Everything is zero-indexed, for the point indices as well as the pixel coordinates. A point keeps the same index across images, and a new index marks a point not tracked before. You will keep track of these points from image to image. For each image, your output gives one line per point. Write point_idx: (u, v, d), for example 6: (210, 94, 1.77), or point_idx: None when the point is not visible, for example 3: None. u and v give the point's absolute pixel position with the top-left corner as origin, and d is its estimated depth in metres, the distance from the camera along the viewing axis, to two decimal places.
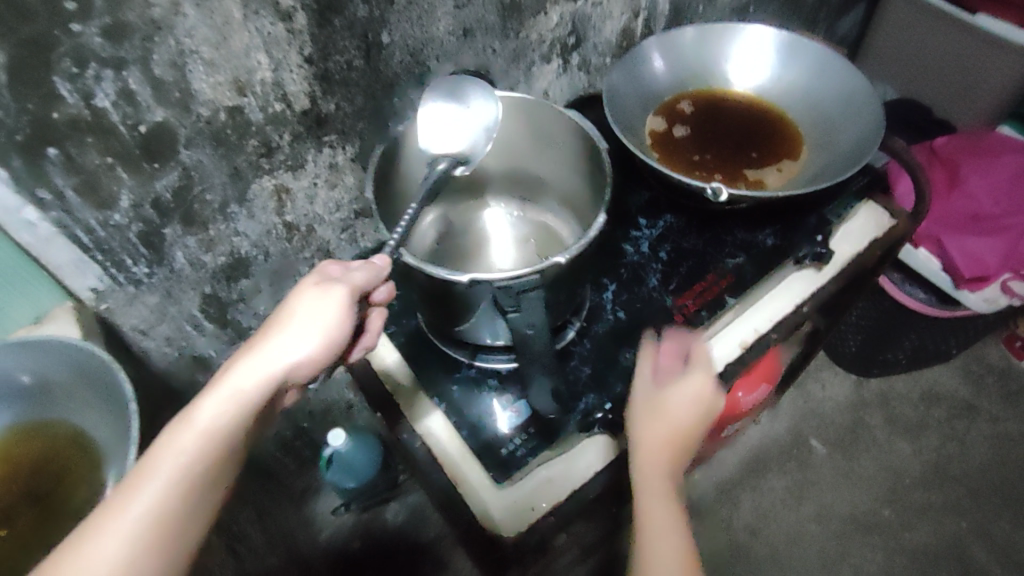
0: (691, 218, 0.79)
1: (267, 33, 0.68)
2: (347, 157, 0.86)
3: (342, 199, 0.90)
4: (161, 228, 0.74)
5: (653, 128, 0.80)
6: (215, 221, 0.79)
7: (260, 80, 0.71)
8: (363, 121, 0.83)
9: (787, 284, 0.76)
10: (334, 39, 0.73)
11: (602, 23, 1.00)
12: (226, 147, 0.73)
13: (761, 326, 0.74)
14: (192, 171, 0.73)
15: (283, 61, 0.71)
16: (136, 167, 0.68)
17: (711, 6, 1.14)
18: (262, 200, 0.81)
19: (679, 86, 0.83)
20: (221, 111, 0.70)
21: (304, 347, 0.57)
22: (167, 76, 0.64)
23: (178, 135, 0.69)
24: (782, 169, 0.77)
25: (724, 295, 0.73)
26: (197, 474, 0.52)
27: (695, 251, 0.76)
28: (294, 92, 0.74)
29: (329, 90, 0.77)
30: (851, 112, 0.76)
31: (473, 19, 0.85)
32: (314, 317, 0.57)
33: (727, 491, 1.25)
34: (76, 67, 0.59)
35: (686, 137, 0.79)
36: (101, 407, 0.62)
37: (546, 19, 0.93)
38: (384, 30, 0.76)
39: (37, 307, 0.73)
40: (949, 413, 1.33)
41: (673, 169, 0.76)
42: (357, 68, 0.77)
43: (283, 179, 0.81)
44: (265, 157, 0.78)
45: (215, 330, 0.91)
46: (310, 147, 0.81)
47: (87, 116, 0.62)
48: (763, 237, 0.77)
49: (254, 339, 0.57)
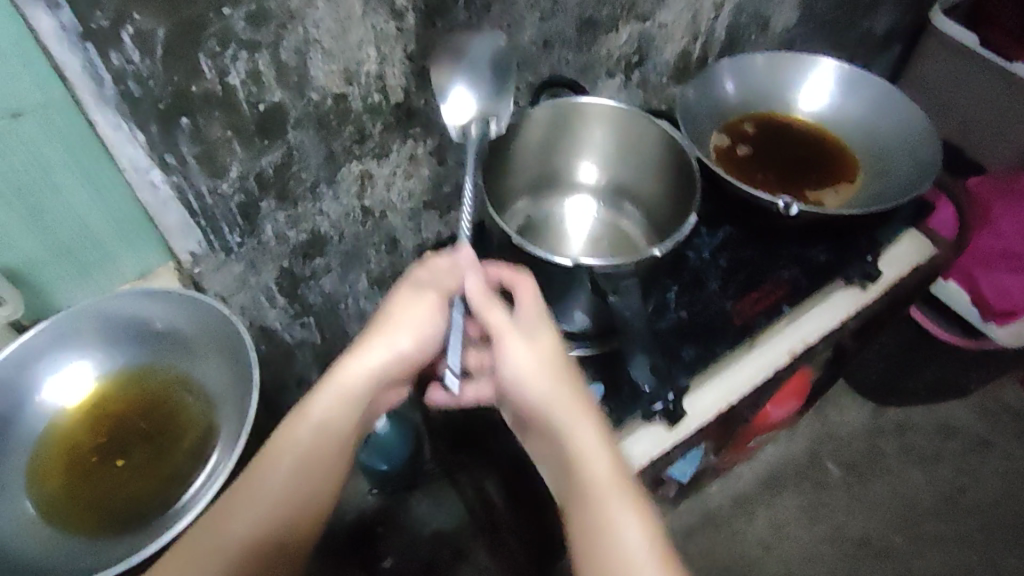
0: (749, 230, 0.84)
1: (380, 29, 0.74)
2: (426, 150, 0.91)
3: (415, 189, 0.95)
4: (259, 201, 0.80)
5: (720, 144, 0.86)
6: (304, 199, 0.84)
7: (366, 71, 0.76)
8: (445, 118, 0.88)
9: (833, 300, 0.83)
10: (435, 40, 0.79)
11: (664, 45, 1.06)
12: (328, 131, 0.79)
13: (809, 335, 0.80)
14: (294, 151, 0.78)
15: (388, 56, 0.77)
16: (249, 142, 0.74)
17: (763, 37, 1.20)
18: (347, 183, 0.87)
19: (744, 107, 0.90)
20: (329, 98, 0.76)
21: (404, 344, 0.64)
22: (290, 61, 0.70)
23: (289, 116, 0.75)
24: (840, 191, 0.83)
25: (781, 303, 0.79)
26: (313, 460, 0.61)
27: (753, 261, 0.82)
28: (393, 86, 0.80)
29: (422, 86, 0.82)
30: (907, 144, 0.83)
31: (554, 32, 0.90)
32: (408, 322, 0.64)
33: (744, 504, 1.29)
34: (219, 46, 0.65)
35: (750, 156, 0.86)
36: (215, 360, 0.69)
37: (617, 37, 0.99)
38: (477, 35, 0.82)
39: (143, 265, 0.82)
40: (963, 447, 1.38)
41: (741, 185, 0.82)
42: (450, 68, 0.83)
43: (368, 165, 0.87)
44: (357, 144, 0.83)
45: (285, 304, 0.96)
46: (396, 138, 0.86)
47: (219, 91, 0.68)
48: (817, 252, 0.83)
49: (363, 336, 0.65)
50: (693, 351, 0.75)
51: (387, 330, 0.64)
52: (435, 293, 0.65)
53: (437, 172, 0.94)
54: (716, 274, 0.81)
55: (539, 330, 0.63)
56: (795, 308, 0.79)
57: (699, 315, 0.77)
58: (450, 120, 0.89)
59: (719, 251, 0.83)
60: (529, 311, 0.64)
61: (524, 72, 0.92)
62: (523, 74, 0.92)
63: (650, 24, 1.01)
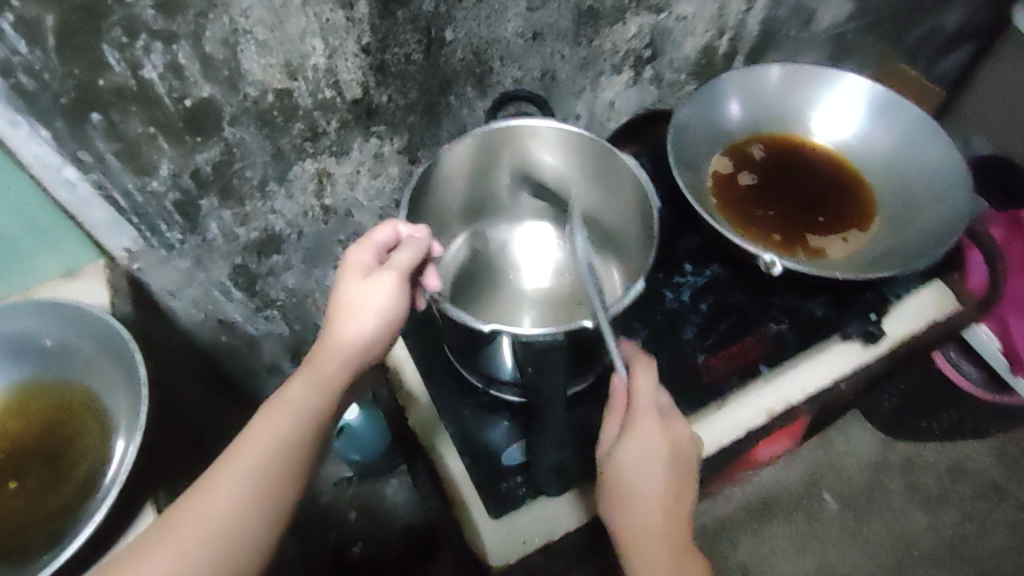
0: (740, 272, 0.75)
1: (325, 19, 0.65)
2: (393, 148, 0.82)
3: (384, 188, 0.86)
4: (198, 199, 0.74)
5: (719, 169, 0.80)
6: (252, 197, 0.77)
7: (312, 65, 0.68)
8: (414, 115, 0.79)
9: (827, 358, 0.73)
10: (395, 31, 0.70)
11: (682, 38, 0.94)
12: (270, 127, 0.71)
13: (793, 398, 0.70)
14: (234, 148, 0.71)
15: (339, 49, 0.68)
16: (177, 139, 0.67)
17: (806, 30, 1.06)
18: (302, 181, 0.79)
19: (753, 128, 0.83)
20: (269, 93, 0.68)
21: (366, 330, 0.57)
22: (218, 54, 0.63)
23: (223, 112, 0.67)
24: (848, 239, 0.76)
25: (759, 362, 0.70)
26: (290, 446, 0.54)
27: (739, 308, 0.73)
28: (346, 81, 0.71)
29: (383, 81, 0.74)
30: (935, 192, 0.76)
31: (545, 23, 0.80)
32: (366, 301, 0.57)
33: (726, 528, 1.22)
34: (125, 37, 0.57)
35: (752, 186, 0.79)
36: (119, 385, 0.65)
37: (624, 29, 0.87)
38: (448, 27, 0.73)
39: (70, 261, 0.76)
40: (974, 492, 1.26)
41: (733, 223, 0.76)
42: (416, 62, 0.74)
43: (326, 163, 0.79)
44: (309, 141, 0.75)
45: (243, 299, 0.90)
46: (356, 136, 0.78)
47: (134, 85, 0.61)
48: (811, 305, 0.73)
49: (320, 340, 0.57)
50: None
51: (342, 317, 0.57)
52: (368, 258, 0.59)
53: (405, 171, 0.86)
54: (694, 321, 0.72)
55: (648, 440, 0.58)
56: (773, 368, 0.70)
57: (666, 369, 0.69)
58: (418, 117, 0.80)
59: (701, 293, 0.74)
60: (650, 421, 0.58)
61: (510, 67, 0.82)
62: (508, 69, 0.81)
63: (665, 15, 0.89)
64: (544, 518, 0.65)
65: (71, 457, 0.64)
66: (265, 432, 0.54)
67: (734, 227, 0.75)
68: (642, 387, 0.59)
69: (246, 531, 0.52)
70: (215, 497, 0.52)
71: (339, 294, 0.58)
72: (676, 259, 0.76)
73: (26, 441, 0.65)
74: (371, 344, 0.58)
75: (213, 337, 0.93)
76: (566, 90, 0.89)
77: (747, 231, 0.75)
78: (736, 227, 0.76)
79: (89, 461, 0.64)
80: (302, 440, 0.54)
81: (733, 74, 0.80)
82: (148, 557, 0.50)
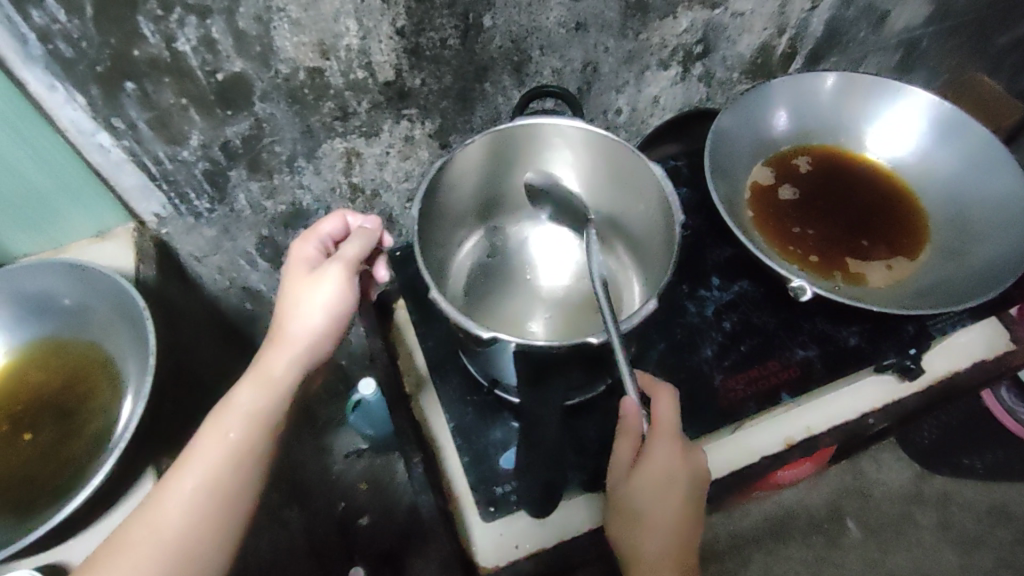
0: (770, 292, 0.72)
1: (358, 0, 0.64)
2: (425, 132, 0.80)
3: (413, 171, 0.85)
4: (227, 170, 0.74)
5: (758, 180, 0.78)
6: (281, 172, 0.77)
7: (345, 45, 0.67)
8: (448, 100, 0.77)
9: (856, 388, 0.70)
10: (431, 15, 0.68)
11: (738, 36, 0.89)
12: (301, 105, 0.71)
13: (815, 425, 0.68)
14: (264, 123, 0.71)
15: (373, 30, 0.67)
16: (208, 111, 0.67)
17: (875, 34, 0.99)
18: (330, 159, 0.79)
19: (801, 139, 0.81)
20: (301, 71, 0.67)
21: (313, 320, 0.61)
22: (251, 29, 0.62)
23: (254, 88, 0.67)
24: (892, 267, 0.72)
25: (781, 389, 0.66)
26: (246, 443, 0.57)
27: (763, 330, 0.70)
28: (380, 62, 0.70)
29: (417, 65, 0.72)
30: (992, 224, 0.71)
31: (591, 13, 0.76)
32: (314, 293, 0.61)
33: (740, 544, 1.19)
34: (160, 10, 0.57)
35: (791, 202, 0.77)
36: (134, 348, 0.67)
37: (674, 23, 0.83)
38: (487, 13, 0.70)
39: (99, 223, 0.77)
40: (1011, 537, 1.20)
41: (765, 238, 0.74)
42: (452, 47, 0.72)
43: (356, 143, 0.78)
44: (339, 121, 0.74)
45: (269, 269, 0.91)
46: (388, 118, 0.77)
47: (166, 58, 0.61)
48: (844, 334, 0.69)
49: (270, 338, 0.62)
50: None
51: (291, 310, 0.61)
52: (313, 254, 0.65)
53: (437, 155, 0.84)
54: (713, 338, 0.69)
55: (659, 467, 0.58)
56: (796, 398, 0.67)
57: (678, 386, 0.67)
58: (452, 103, 0.78)
59: (725, 310, 0.71)
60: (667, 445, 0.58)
61: (550, 57, 0.79)
62: (548, 59, 0.79)
63: (721, 10, 0.84)
64: (536, 525, 0.64)
65: (83, 413, 0.67)
66: (219, 431, 0.57)
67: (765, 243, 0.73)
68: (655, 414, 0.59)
69: (203, 535, 0.54)
70: (171, 497, 0.54)
71: (285, 288, 0.63)
72: (703, 272, 0.73)
73: (41, 395, 0.67)
74: (321, 335, 0.62)
75: (239, 303, 0.95)
76: (610, 83, 0.86)
77: (779, 248, 0.74)
78: (768, 242, 0.74)
79: (100, 418, 0.66)
80: (254, 442, 0.57)
81: (787, 81, 0.78)
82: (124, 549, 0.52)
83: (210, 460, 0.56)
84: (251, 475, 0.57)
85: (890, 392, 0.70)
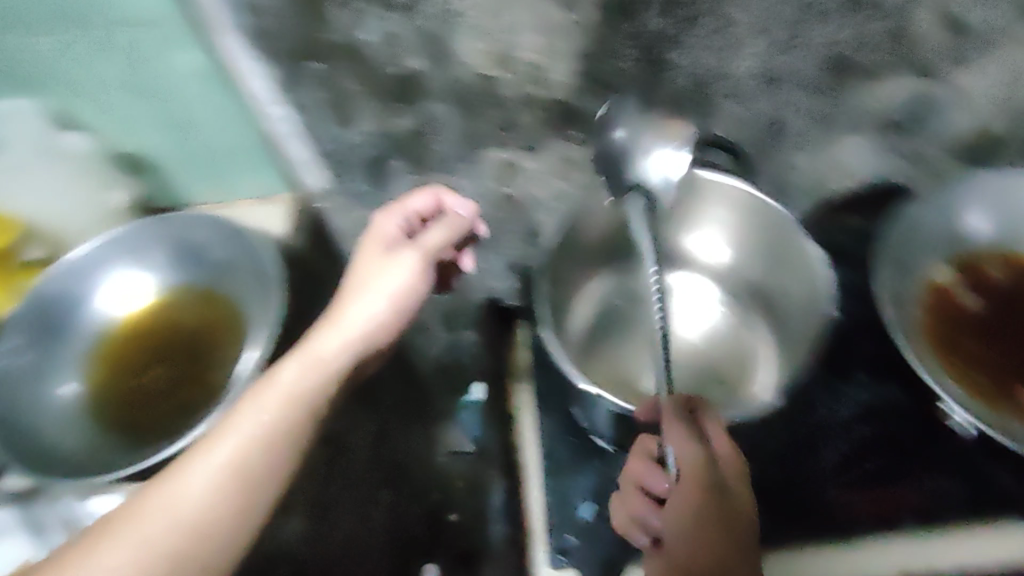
0: (924, 407, 0.65)
1: (540, 18, 0.63)
2: (590, 161, 0.77)
3: (565, 205, 0.81)
4: (388, 159, 0.77)
5: (941, 278, 0.72)
6: (438, 173, 0.79)
7: (522, 59, 0.67)
8: (622, 132, 0.75)
9: (1008, 540, 0.58)
10: (614, 44, 0.66)
11: (962, 117, 0.73)
12: (467, 110, 0.72)
13: (941, 562, 0.57)
14: (430, 122, 0.73)
15: (551, 49, 0.66)
16: (380, 100, 0.70)
17: None
18: (488, 167, 0.79)
19: (1002, 244, 0.73)
20: (475, 76, 0.68)
21: (378, 304, 0.65)
22: (431, 28, 0.64)
23: (425, 86, 0.69)
24: None
25: (903, 517, 0.60)
26: (278, 430, 0.56)
27: (903, 450, 0.63)
28: (554, 82, 0.69)
29: (595, 90, 0.71)
30: None
31: (789, 68, 0.70)
32: (383, 280, 0.66)
33: None
34: None
35: (969, 313, 0.71)
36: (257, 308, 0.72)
37: (882, 90, 0.72)
38: (674, 50, 0.68)
39: (265, 182, 0.88)
40: None
41: (933, 342, 0.67)
42: (632, 77, 0.70)
43: (518, 157, 0.77)
44: (505, 132, 0.74)
45: None
46: (554, 138, 0.75)
47: (347, 46, 0.64)
48: (999, 477, 0.61)
49: (328, 316, 0.65)
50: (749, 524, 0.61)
51: (356, 291, 0.66)
52: (394, 236, 0.70)
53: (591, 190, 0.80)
54: (839, 444, 0.64)
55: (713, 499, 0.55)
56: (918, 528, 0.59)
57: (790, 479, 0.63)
58: (619, 133, 0.73)
59: (861, 417, 0.65)
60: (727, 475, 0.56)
61: (736, 105, 0.73)
62: (734, 106, 0.74)
63: (945, 89, 0.71)
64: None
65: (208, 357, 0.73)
66: (255, 409, 0.56)
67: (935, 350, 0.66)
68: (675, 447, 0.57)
69: (227, 518, 0.52)
70: (193, 477, 0.53)
71: (360, 266, 0.68)
72: (849, 365, 0.68)
73: (181, 335, 0.75)
74: (381, 322, 0.65)
75: None
76: (801, 144, 0.77)
77: (948, 360, 0.66)
78: (937, 347, 0.67)
79: (217, 367, 0.72)
80: (295, 428, 0.56)
81: (1006, 178, 0.69)
82: (148, 512, 0.51)
83: (246, 439, 0.55)
84: (285, 462, 0.56)
85: None
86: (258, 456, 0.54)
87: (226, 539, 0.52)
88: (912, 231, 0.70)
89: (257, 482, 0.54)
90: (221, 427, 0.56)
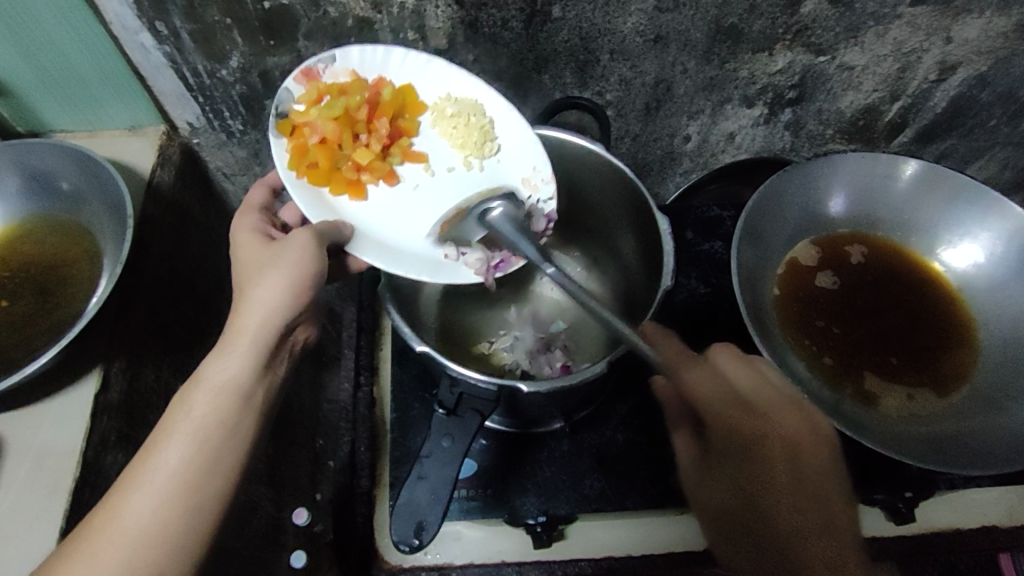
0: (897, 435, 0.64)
1: (925, 26, 0.70)
2: (885, 33, 0.71)
3: (794, 67, 0.74)
4: (423, 31, 0.68)
5: (796, 256, 0.69)
6: (582, 53, 0.71)
7: (827, 36, 0.71)
8: (849, 40, 0.71)
9: (886, 404, 0.62)
10: (917, 17, 0.69)
11: (841, 90, 0.78)
12: (726, 42, 0.70)
13: (962, 520, 0.67)
14: (670, 35, 0.69)
15: (873, 53, 0.73)
16: (342, 28, 0.67)
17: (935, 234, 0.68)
18: (687, 99, 0.77)
19: (863, 227, 0.70)
20: (757, 20, 0.68)
21: (280, 293, 0.51)
22: (731, 17, 0.68)
23: (627, 3, 0.66)
24: (911, 397, 0.63)
25: (937, 481, 0.62)
26: (205, 468, 0.45)
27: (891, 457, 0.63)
28: (854, 61, 0.74)
29: (801, 37, 0.71)
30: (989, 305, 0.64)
31: (870, 32, 0.71)
32: (57, 422, 0.63)
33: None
34: None
35: (823, 291, 0.68)
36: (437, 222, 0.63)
37: (770, 61, 0.73)
38: (829, 53, 0.73)
39: (249, 22, 0.64)
40: None
41: (898, 353, 0.65)
42: (829, 13, 0.68)
43: (807, 58, 0.73)
44: (738, 27, 0.69)
45: (411, 299, 0.65)
46: (788, 53, 0.72)
47: None
48: (882, 364, 0.64)
49: (130, 464, 0.45)
50: (902, 502, 0.62)
51: (247, 298, 0.51)
52: (256, 243, 0.55)
53: (889, 132, 0.84)
54: (941, 483, 0.63)
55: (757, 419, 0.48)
56: (916, 498, 0.62)
57: (919, 476, 0.63)
58: (810, 65, 0.74)
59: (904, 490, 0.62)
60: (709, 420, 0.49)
61: (846, 58, 0.73)
62: (848, 50, 0.73)
63: (828, 59, 0.74)
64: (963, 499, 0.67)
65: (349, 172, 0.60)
66: (109, 529, 0.43)
67: (879, 332, 0.66)
68: (700, 388, 0.49)
69: (169, 537, 0.43)
70: (105, 561, 0.42)
71: (248, 259, 0.54)
72: (902, 382, 0.63)
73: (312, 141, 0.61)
74: (295, 293, 0.51)
75: None
76: (894, 44, 0.72)
77: (898, 376, 0.64)
78: (909, 369, 0.64)
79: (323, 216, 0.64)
80: (232, 419, 0.47)
81: (864, 162, 0.68)
82: (136, 479, 0.44)
83: (175, 456, 0.45)
84: (239, 459, 0.47)
85: (901, 405, 0.62)
86: (170, 510, 0.44)
87: (190, 541, 0.44)
88: (817, 218, 0.70)
89: (194, 495, 0.45)
90: (77, 557, 0.42)
